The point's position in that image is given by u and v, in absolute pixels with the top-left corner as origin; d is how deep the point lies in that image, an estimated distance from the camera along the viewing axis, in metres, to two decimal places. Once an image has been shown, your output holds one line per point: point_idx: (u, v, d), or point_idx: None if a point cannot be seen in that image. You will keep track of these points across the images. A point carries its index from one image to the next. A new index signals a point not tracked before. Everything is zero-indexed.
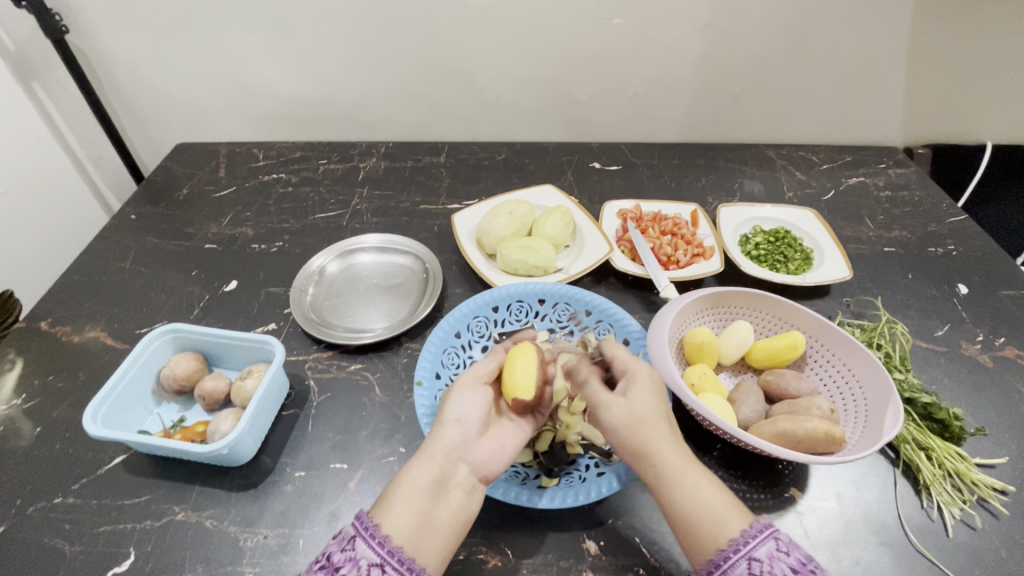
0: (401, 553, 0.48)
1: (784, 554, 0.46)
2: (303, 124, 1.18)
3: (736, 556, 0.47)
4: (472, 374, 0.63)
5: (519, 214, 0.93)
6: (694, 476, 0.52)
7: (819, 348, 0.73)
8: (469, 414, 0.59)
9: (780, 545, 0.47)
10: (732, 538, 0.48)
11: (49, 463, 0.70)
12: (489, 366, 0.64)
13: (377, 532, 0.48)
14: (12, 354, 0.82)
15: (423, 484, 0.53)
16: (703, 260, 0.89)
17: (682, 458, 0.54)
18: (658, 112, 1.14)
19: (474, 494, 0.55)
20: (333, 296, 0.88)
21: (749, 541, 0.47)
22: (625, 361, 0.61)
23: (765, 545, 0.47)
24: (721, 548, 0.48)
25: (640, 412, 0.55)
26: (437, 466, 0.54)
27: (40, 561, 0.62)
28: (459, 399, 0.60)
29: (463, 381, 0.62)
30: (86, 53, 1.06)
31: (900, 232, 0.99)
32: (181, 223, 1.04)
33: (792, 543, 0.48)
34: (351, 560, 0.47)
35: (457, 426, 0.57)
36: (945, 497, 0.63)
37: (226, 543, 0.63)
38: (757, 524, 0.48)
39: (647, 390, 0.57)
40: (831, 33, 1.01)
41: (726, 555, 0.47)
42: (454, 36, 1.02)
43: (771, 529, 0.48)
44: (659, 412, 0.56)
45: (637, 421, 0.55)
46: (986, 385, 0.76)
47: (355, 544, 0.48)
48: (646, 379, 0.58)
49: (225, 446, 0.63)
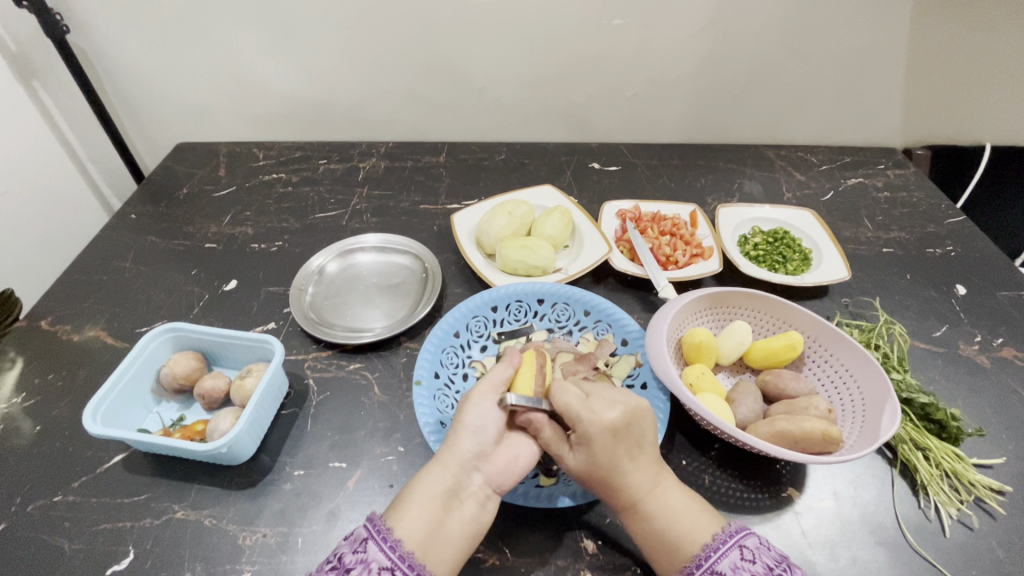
0: (411, 559, 0.48)
1: (748, 562, 0.49)
2: (303, 123, 1.19)
3: (701, 570, 0.50)
4: (490, 380, 0.59)
5: (518, 214, 0.93)
6: (649, 509, 0.55)
7: (817, 348, 0.73)
8: (487, 424, 0.57)
9: (745, 554, 0.50)
10: (695, 554, 0.51)
11: (50, 461, 0.70)
12: (504, 372, 0.61)
13: (389, 536, 0.49)
14: (12, 353, 0.82)
15: (436, 493, 0.54)
16: (702, 260, 0.89)
17: (638, 491, 0.55)
18: (657, 113, 1.14)
19: (488, 505, 0.56)
20: (332, 296, 0.88)
21: (710, 555, 0.50)
22: (575, 412, 0.55)
23: (728, 556, 0.50)
24: (680, 567, 0.51)
25: (591, 463, 0.55)
26: (450, 476, 0.55)
27: (40, 559, 0.62)
28: (475, 407, 0.58)
29: (480, 389, 0.59)
30: (87, 53, 1.06)
31: (899, 233, 1.00)
32: (181, 222, 1.04)
33: (758, 549, 0.50)
34: (362, 562, 0.47)
35: (473, 436, 0.57)
36: (942, 497, 0.63)
37: (225, 541, 0.63)
38: (722, 535, 0.51)
39: (596, 442, 0.54)
40: (830, 34, 1.01)
41: (689, 571, 0.50)
42: (453, 36, 1.02)
43: (735, 538, 0.51)
44: (613, 456, 0.55)
45: (589, 470, 0.55)
46: (984, 385, 0.76)
47: (367, 546, 0.48)
48: (596, 428, 0.54)
49: (225, 444, 0.63)
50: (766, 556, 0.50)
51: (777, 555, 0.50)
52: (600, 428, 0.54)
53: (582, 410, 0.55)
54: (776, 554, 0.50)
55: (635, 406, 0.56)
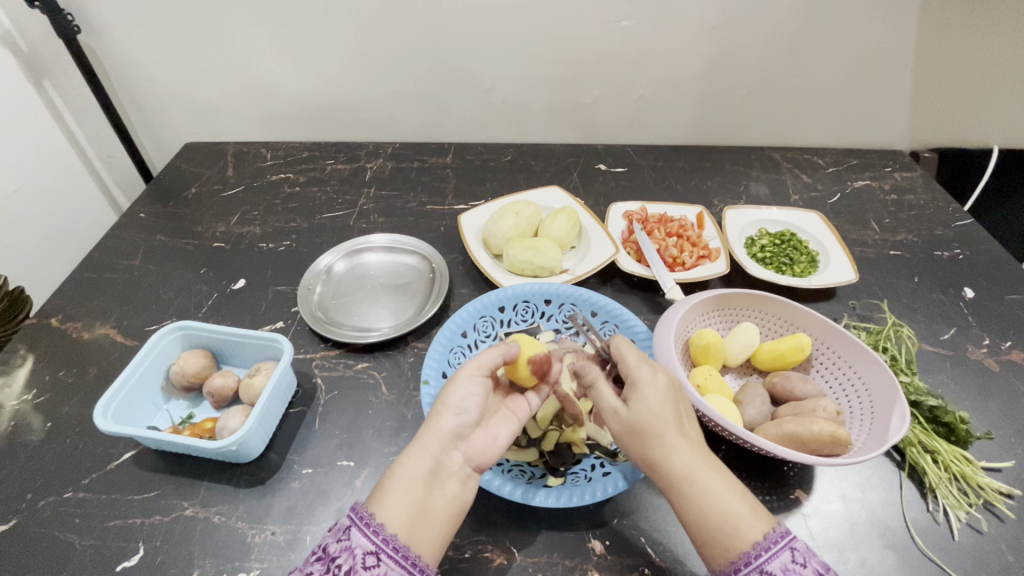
0: (395, 541, 0.48)
1: (799, 565, 0.47)
2: (311, 124, 1.19)
3: (748, 569, 0.47)
4: (476, 363, 0.59)
5: (525, 215, 0.93)
6: (706, 483, 0.52)
7: (825, 350, 0.73)
8: (468, 404, 0.57)
9: (796, 556, 0.47)
10: (743, 551, 0.48)
11: (60, 457, 0.71)
12: (495, 357, 0.60)
13: (371, 521, 0.49)
14: (22, 350, 0.83)
15: (417, 473, 0.52)
16: (709, 261, 0.89)
17: (691, 463, 0.53)
18: (664, 115, 1.15)
19: (468, 484, 0.55)
20: (340, 295, 0.88)
21: (761, 554, 0.48)
22: (628, 362, 0.58)
23: (779, 557, 0.47)
24: (733, 559, 0.48)
25: (641, 420, 0.54)
26: (431, 456, 0.54)
27: (52, 555, 0.62)
28: (457, 387, 0.57)
29: (466, 371, 0.58)
30: (97, 54, 1.07)
31: (906, 236, 0.99)
32: (190, 222, 1.05)
33: (807, 554, 0.48)
34: (347, 549, 0.47)
35: (455, 417, 0.56)
36: (952, 501, 0.63)
37: (234, 539, 0.63)
38: (774, 535, 0.48)
39: (649, 396, 0.55)
40: (838, 36, 1.01)
41: (738, 567, 0.48)
42: (461, 37, 1.03)
43: (788, 539, 0.48)
44: (665, 415, 0.55)
45: (639, 427, 0.54)
46: (993, 389, 0.76)
47: (350, 533, 0.48)
48: (650, 382, 0.56)
49: (234, 442, 0.63)
50: (815, 560, 0.48)
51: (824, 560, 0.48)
52: (653, 380, 0.56)
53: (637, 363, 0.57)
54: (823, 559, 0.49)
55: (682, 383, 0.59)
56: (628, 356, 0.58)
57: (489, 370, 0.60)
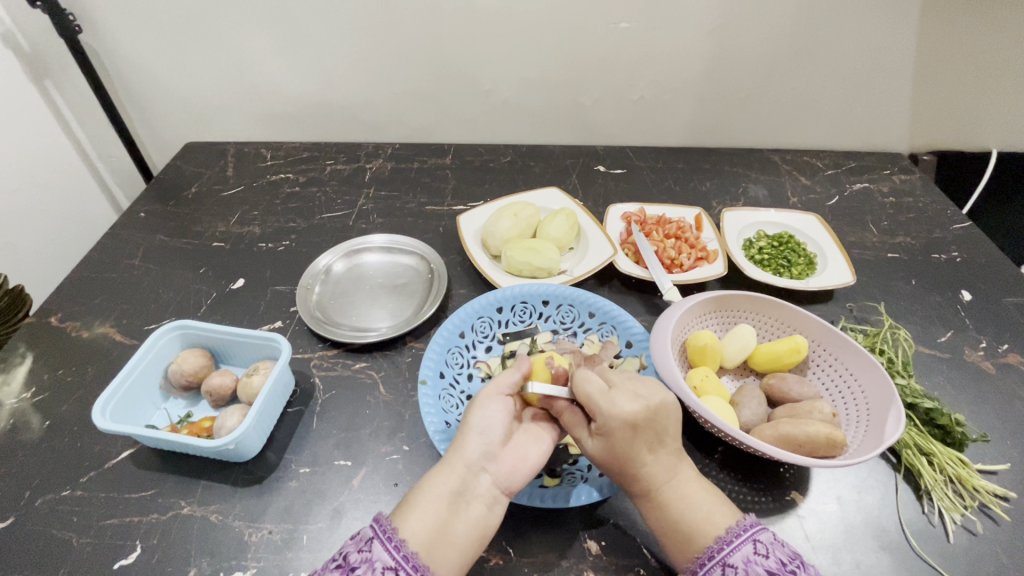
0: (415, 559, 0.48)
1: (762, 557, 0.48)
2: (311, 124, 1.20)
3: (711, 562, 0.50)
4: (495, 384, 0.61)
5: (524, 216, 0.94)
6: (666, 498, 0.55)
7: (822, 352, 0.73)
8: (492, 425, 0.58)
9: (759, 548, 0.49)
10: (707, 546, 0.51)
11: (59, 455, 0.71)
12: (513, 376, 0.61)
13: (394, 535, 0.49)
14: (22, 348, 0.83)
15: (442, 493, 0.54)
16: (706, 263, 0.89)
17: (655, 481, 0.55)
18: (663, 117, 1.15)
19: (496, 508, 0.55)
20: (339, 296, 0.89)
21: (723, 547, 0.50)
22: (598, 397, 0.56)
23: (741, 549, 0.49)
24: (693, 557, 0.51)
25: (606, 451, 0.56)
26: (456, 477, 0.55)
27: (49, 553, 0.62)
28: (481, 408, 0.59)
29: (485, 392, 0.60)
30: (99, 54, 1.08)
31: (905, 238, 1.00)
32: (190, 221, 1.05)
33: (773, 546, 0.49)
34: (367, 561, 0.47)
35: (480, 437, 0.57)
36: (946, 503, 0.63)
37: (231, 537, 0.63)
38: (738, 526, 0.51)
39: (614, 434, 0.55)
40: (838, 38, 1.01)
41: (701, 562, 0.50)
42: (461, 39, 1.03)
43: (750, 532, 0.50)
44: (632, 448, 0.55)
45: (605, 457, 0.56)
46: (989, 392, 0.76)
47: (372, 546, 0.48)
48: (615, 423, 0.55)
49: (231, 441, 0.63)
50: (779, 553, 0.49)
51: (791, 552, 0.49)
52: (619, 421, 0.54)
53: (602, 401, 0.56)
54: (791, 551, 0.50)
55: (660, 398, 0.56)
56: (593, 394, 0.56)
57: (510, 389, 0.61)
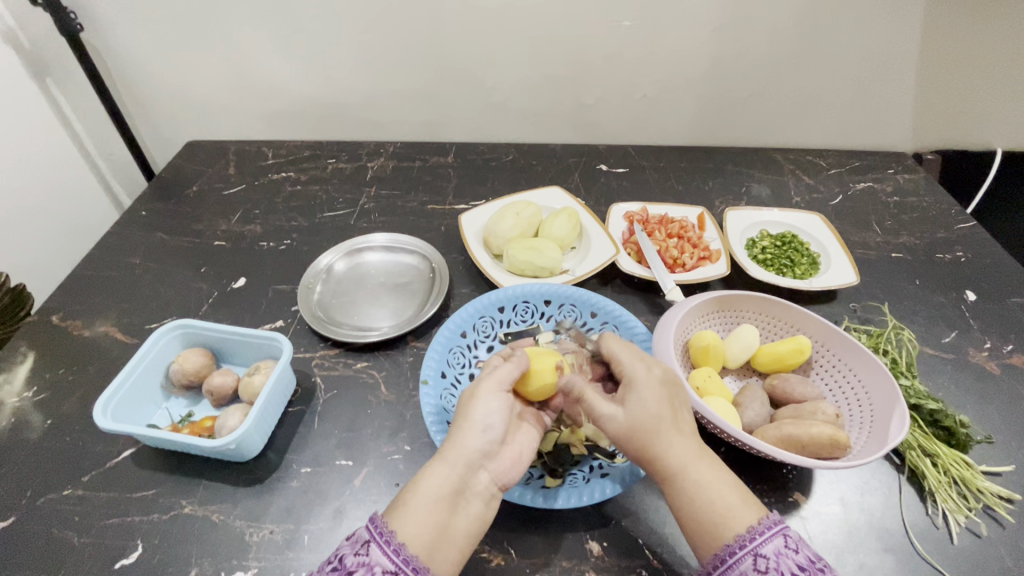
0: (415, 562, 0.48)
1: (792, 551, 0.47)
2: (313, 123, 1.19)
3: (742, 552, 0.47)
4: (495, 379, 0.59)
5: (525, 215, 0.93)
6: (696, 477, 0.52)
7: (825, 353, 0.73)
8: (493, 421, 0.57)
9: (788, 542, 0.47)
10: (738, 534, 0.49)
11: (60, 454, 0.71)
12: (512, 370, 0.60)
13: (392, 539, 0.48)
14: (23, 347, 0.83)
15: (443, 493, 0.52)
16: (709, 263, 0.89)
17: (685, 456, 0.54)
18: (666, 116, 1.15)
19: (492, 504, 0.55)
20: (340, 295, 0.88)
21: (755, 537, 0.48)
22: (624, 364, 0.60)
23: (772, 541, 0.47)
24: (726, 543, 0.49)
25: (638, 419, 0.55)
26: (457, 475, 0.53)
27: (49, 552, 0.62)
28: (483, 405, 0.57)
29: (486, 387, 0.59)
30: (99, 51, 1.08)
31: (908, 238, 0.99)
32: (191, 220, 1.05)
33: (800, 541, 0.48)
34: (364, 565, 0.47)
35: (482, 434, 0.56)
36: (950, 505, 0.63)
37: (232, 537, 0.63)
38: (767, 521, 0.49)
39: (646, 391, 0.57)
40: (841, 37, 1.01)
41: (732, 550, 0.48)
42: (464, 38, 1.03)
43: (780, 526, 0.48)
44: (663, 408, 0.56)
45: (636, 425, 0.55)
46: (994, 394, 0.76)
47: (369, 549, 0.48)
48: (647, 378, 0.58)
49: (233, 441, 0.63)
50: (808, 550, 0.48)
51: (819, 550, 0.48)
52: (649, 377, 0.58)
53: (632, 361, 0.60)
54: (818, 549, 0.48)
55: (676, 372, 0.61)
56: (623, 355, 0.61)
57: (508, 384, 0.60)
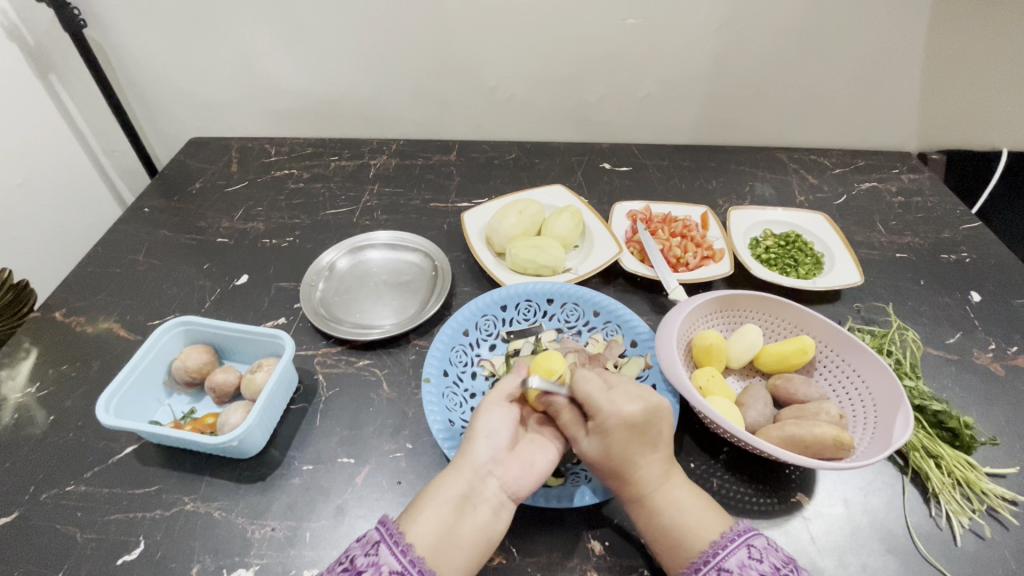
0: (421, 564, 0.48)
1: (756, 561, 0.49)
2: (315, 120, 1.19)
3: (707, 566, 0.50)
4: (500, 389, 0.61)
5: (528, 214, 0.93)
6: (655, 504, 0.55)
7: (829, 353, 0.73)
8: (499, 430, 0.58)
9: (753, 553, 0.49)
10: (701, 551, 0.51)
11: (63, 450, 0.71)
12: (515, 381, 0.62)
13: (401, 540, 0.49)
14: (26, 343, 0.83)
15: (449, 497, 0.53)
16: (713, 262, 0.89)
17: (645, 488, 0.56)
18: (669, 114, 1.14)
19: (502, 512, 0.55)
20: (343, 292, 0.88)
21: (718, 552, 0.50)
22: (595, 401, 0.57)
23: (735, 554, 0.50)
24: (692, 560, 0.51)
25: (600, 454, 0.56)
26: (463, 481, 0.55)
27: (53, 548, 0.63)
28: (486, 414, 0.58)
29: (489, 397, 0.60)
30: (103, 47, 1.08)
31: (913, 238, 0.99)
32: (194, 217, 1.05)
33: (767, 549, 0.50)
34: (373, 565, 0.47)
35: (486, 441, 0.57)
36: (955, 506, 0.63)
37: (234, 534, 0.63)
38: (729, 534, 0.51)
39: (612, 432, 0.56)
40: (847, 34, 1.00)
41: (696, 567, 0.51)
42: (467, 36, 1.03)
43: (739, 538, 0.51)
44: (627, 449, 0.56)
45: (597, 461, 0.56)
46: (998, 395, 0.75)
47: (378, 549, 0.48)
48: (615, 421, 0.55)
49: (235, 438, 0.63)
50: (774, 557, 0.49)
51: (785, 557, 0.50)
52: (618, 421, 0.55)
53: (602, 399, 0.57)
54: (786, 556, 0.50)
55: (659, 405, 0.57)
56: (592, 394, 0.57)
57: (513, 395, 0.61)
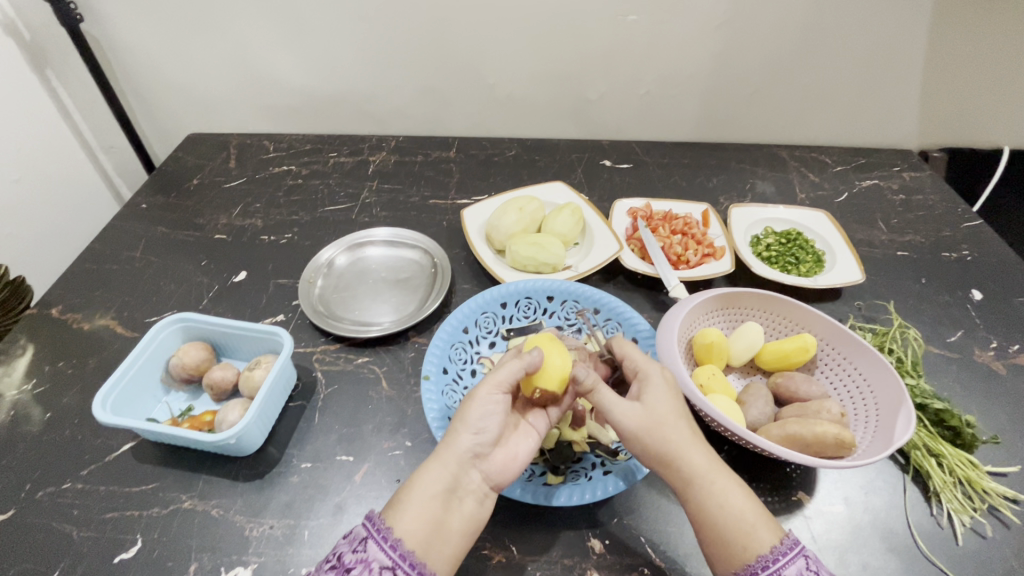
0: (412, 557, 0.48)
1: (812, 572, 0.47)
2: (314, 116, 1.18)
3: (765, 573, 0.47)
4: (495, 379, 0.57)
5: (528, 211, 0.92)
6: (721, 485, 0.52)
7: (830, 352, 0.72)
8: (487, 424, 0.56)
9: (809, 563, 0.48)
10: (760, 554, 0.48)
11: (59, 448, 0.70)
12: (513, 371, 0.58)
13: (389, 535, 0.48)
14: (23, 340, 0.83)
15: (435, 490, 0.52)
16: (714, 259, 0.88)
17: (704, 466, 0.53)
18: (670, 112, 1.14)
19: (485, 502, 0.55)
20: (342, 289, 0.88)
21: (778, 558, 0.48)
22: (635, 359, 0.60)
23: (795, 563, 0.48)
24: (748, 562, 0.48)
25: (658, 414, 0.55)
26: (449, 474, 0.53)
27: (49, 546, 0.62)
28: (476, 407, 0.56)
29: (482, 388, 0.57)
30: (101, 43, 1.07)
31: (914, 237, 0.98)
32: (192, 213, 1.04)
33: (817, 561, 0.49)
34: (362, 561, 0.47)
35: (472, 435, 0.55)
36: (956, 505, 0.62)
37: (232, 532, 0.63)
38: (788, 541, 0.49)
39: (662, 388, 0.57)
40: (848, 33, 1.00)
41: (753, 570, 0.48)
42: (467, 32, 1.02)
43: (800, 547, 0.48)
44: (680, 413, 0.56)
45: (655, 424, 0.55)
46: (999, 394, 0.75)
47: (366, 545, 0.47)
48: (661, 377, 0.58)
49: (232, 436, 0.63)
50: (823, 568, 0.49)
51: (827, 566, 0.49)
52: (664, 375, 0.58)
53: (643, 359, 0.60)
54: None
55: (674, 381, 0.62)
56: (633, 353, 0.60)
57: (507, 386, 0.58)
